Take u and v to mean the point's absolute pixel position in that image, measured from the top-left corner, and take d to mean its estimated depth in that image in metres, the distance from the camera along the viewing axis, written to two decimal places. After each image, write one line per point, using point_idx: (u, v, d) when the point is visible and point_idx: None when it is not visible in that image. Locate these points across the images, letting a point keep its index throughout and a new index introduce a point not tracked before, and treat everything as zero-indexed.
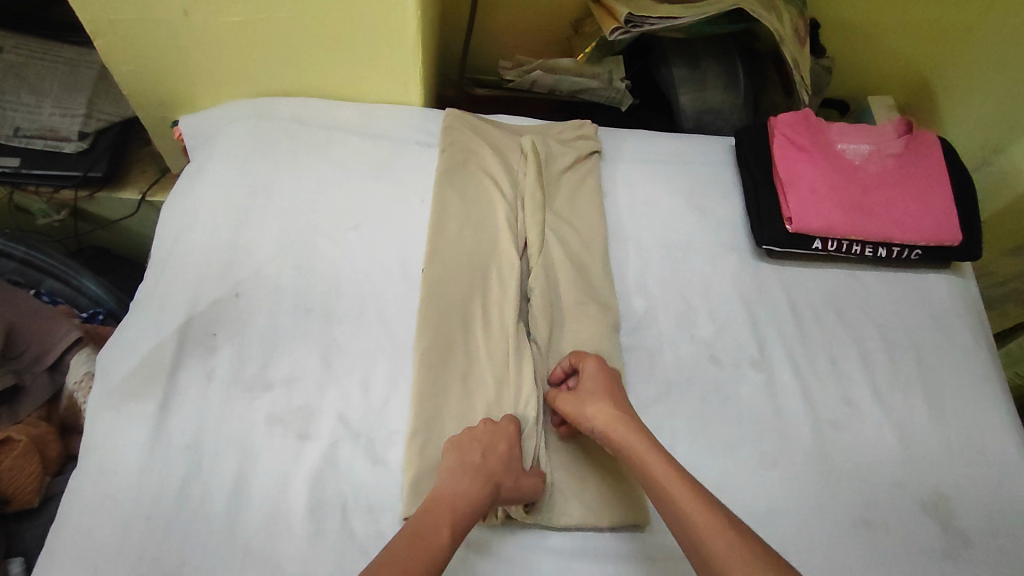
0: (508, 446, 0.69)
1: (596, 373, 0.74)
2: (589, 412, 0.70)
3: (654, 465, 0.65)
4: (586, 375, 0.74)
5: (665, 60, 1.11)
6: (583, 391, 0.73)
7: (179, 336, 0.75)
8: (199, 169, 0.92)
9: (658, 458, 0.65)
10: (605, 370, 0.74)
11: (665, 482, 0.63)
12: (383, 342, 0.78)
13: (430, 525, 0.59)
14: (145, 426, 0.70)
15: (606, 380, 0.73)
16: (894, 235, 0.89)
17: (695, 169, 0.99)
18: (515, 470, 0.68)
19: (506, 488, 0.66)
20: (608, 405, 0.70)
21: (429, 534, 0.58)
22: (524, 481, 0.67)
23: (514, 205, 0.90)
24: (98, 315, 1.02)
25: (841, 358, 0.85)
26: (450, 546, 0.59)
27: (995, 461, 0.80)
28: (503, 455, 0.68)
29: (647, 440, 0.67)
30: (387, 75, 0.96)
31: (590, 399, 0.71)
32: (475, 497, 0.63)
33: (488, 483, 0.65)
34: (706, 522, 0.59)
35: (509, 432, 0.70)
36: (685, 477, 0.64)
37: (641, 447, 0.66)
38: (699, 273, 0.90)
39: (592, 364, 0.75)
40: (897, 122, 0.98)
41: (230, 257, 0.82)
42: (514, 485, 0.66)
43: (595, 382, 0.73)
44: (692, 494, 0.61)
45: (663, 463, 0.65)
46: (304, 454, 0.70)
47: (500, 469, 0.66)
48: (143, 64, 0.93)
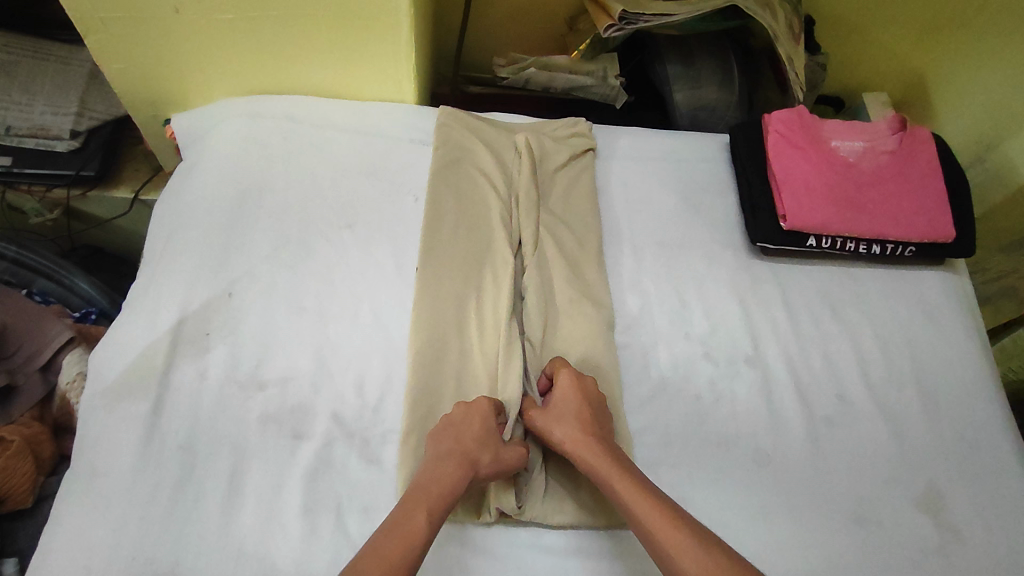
0: (483, 423, 0.69)
1: (567, 386, 0.73)
2: (559, 434, 0.69)
3: (622, 487, 0.64)
4: (557, 390, 0.73)
5: (660, 57, 1.11)
6: (554, 408, 0.72)
7: (172, 336, 0.75)
8: (192, 168, 0.91)
9: (626, 479, 0.64)
10: (577, 383, 0.73)
11: (633, 505, 0.62)
12: (377, 341, 0.78)
13: (407, 518, 0.59)
14: (138, 426, 0.70)
15: (577, 395, 0.72)
16: (888, 232, 0.89)
17: (690, 166, 0.99)
18: (492, 444, 0.68)
19: (483, 465, 0.66)
20: (578, 425, 0.69)
21: (406, 528, 0.58)
22: (503, 455, 0.68)
23: (508, 203, 0.90)
24: (91, 314, 1.01)
25: (835, 354, 0.85)
26: (428, 532, 0.59)
27: (989, 457, 0.81)
28: (477, 433, 0.68)
29: (615, 461, 0.66)
30: (380, 73, 0.96)
31: (559, 419, 0.70)
32: (452, 481, 0.64)
33: (464, 466, 0.65)
34: (673, 550, 0.58)
35: (484, 410, 0.70)
36: (655, 498, 0.63)
37: (609, 468, 0.66)
38: (694, 271, 0.90)
39: (564, 378, 0.74)
40: (891, 117, 0.97)
41: (224, 256, 0.82)
42: (492, 462, 0.67)
43: (566, 398, 0.72)
44: (661, 518, 0.61)
45: (631, 484, 0.64)
46: (298, 454, 0.70)
47: (474, 448, 0.67)
48: (135, 62, 0.93)
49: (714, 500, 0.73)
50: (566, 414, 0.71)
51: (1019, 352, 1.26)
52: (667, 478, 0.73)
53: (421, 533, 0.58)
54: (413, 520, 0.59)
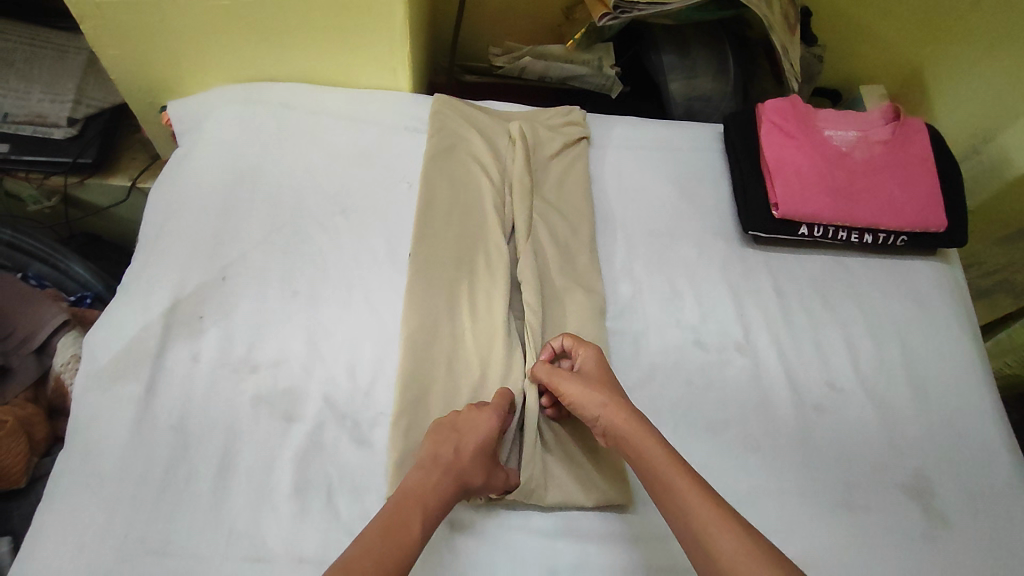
0: (487, 440, 0.67)
1: (596, 357, 0.75)
2: (595, 394, 0.70)
3: (660, 457, 0.65)
4: (586, 359, 0.74)
5: (655, 47, 1.11)
6: (585, 374, 0.72)
7: (166, 320, 0.76)
8: (187, 154, 0.92)
9: (658, 444, 0.66)
10: (603, 358, 0.75)
11: (667, 468, 0.64)
12: (370, 325, 0.79)
13: (399, 526, 0.59)
14: (131, 407, 0.70)
15: (605, 371, 0.73)
16: (880, 221, 0.89)
17: (683, 155, 0.99)
18: (488, 465, 0.66)
19: (474, 486, 0.65)
20: (612, 390, 0.71)
21: (397, 539, 0.58)
22: (494, 480, 0.66)
23: (501, 190, 0.90)
24: (86, 298, 1.02)
25: (826, 343, 0.86)
26: (417, 545, 0.59)
27: (978, 446, 0.81)
28: (475, 448, 0.66)
29: (648, 426, 0.68)
30: (375, 61, 0.96)
31: (593, 383, 0.71)
32: (440, 496, 0.63)
33: (456, 483, 0.64)
34: (711, 519, 0.59)
35: (487, 423, 0.69)
36: (687, 468, 0.64)
37: (642, 432, 0.67)
38: (686, 259, 0.90)
39: (591, 349, 0.75)
40: (883, 108, 0.98)
41: (218, 240, 0.83)
42: (483, 482, 0.66)
43: (594, 367, 0.73)
44: (694, 483, 0.62)
45: (670, 456, 0.65)
46: (289, 435, 0.71)
47: (469, 465, 0.65)
48: (130, 49, 0.93)
49: None
50: (599, 381, 0.72)
51: (1014, 346, 1.27)
52: None
53: (410, 547, 0.58)
54: (404, 532, 0.59)
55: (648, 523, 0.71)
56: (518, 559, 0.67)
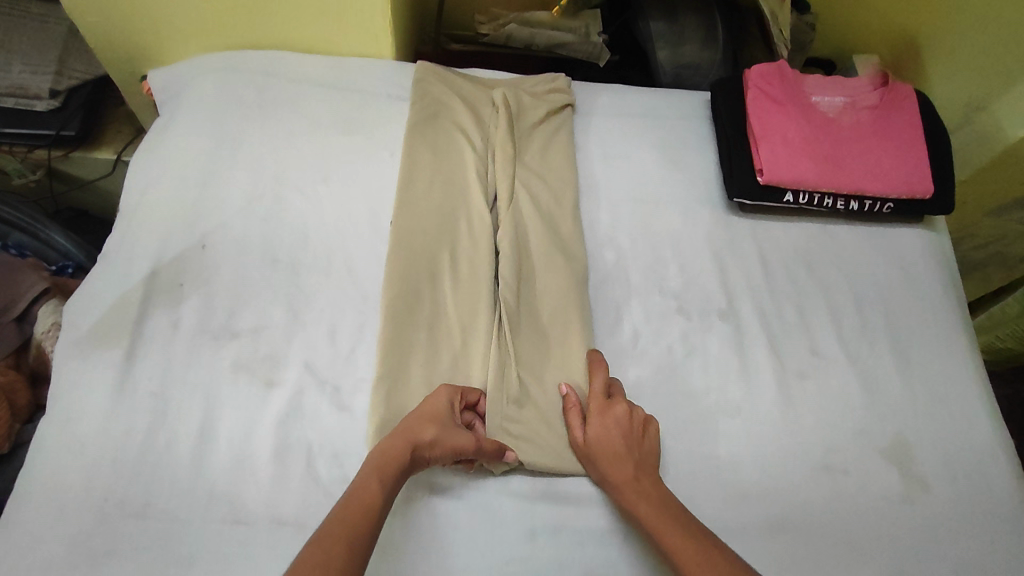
0: (435, 407, 0.67)
1: (611, 422, 0.70)
2: (598, 469, 0.68)
3: (661, 528, 0.62)
4: (593, 432, 0.69)
5: (643, 14, 1.09)
6: (591, 440, 0.69)
7: (146, 287, 0.76)
8: (168, 123, 0.91)
9: (682, 532, 0.61)
10: (621, 420, 0.70)
11: (692, 567, 0.58)
12: (351, 293, 0.79)
13: (359, 489, 0.58)
14: (111, 372, 0.71)
15: (612, 430, 0.69)
16: (866, 187, 0.88)
17: (670, 123, 0.98)
18: (439, 421, 0.65)
19: (426, 438, 0.63)
20: (627, 468, 0.67)
21: (359, 498, 0.57)
22: (451, 432, 0.65)
23: (484, 158, 0.89)
24: (68, 268, 1.02)
25: (809, 310, 0.86)
26: (381, 502, 0.57)
27: (960, 411, 0.81)
28: (421, 413, 0.66)
29: (645, 500, 0.65)
30: (358, 28, 0.95)
31: (593, 453, 0.69)
32: (395, 457, 0.61)
33: (406, 442, 0.62)
34: None
35: (441, 396, 0.68)
36: (690, 531, 0.61)
37: (664, 523, 0.62)
38: (671, 226, 0.89)
39: (604, 415, 0.70)
40: (873, 74, 0.96)
41: (198, 209, 0.82)
42: (435, 434, 0.64)
43: (603, 430, 0.69)
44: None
45: (672, 527, 0.62)
46: (270, 401, 0.71)
47: (416, 424, 0.64)
48: (109, 16, 0.92)
49: (684, 449, 0.74)
50: (613, 457, 0.67)
51: (1005, 319, 1.29)
52: None
53: (373, 506, 0.57)
54: (365, 493, 0.58)
55: None
56: (496, 523, 0.67)
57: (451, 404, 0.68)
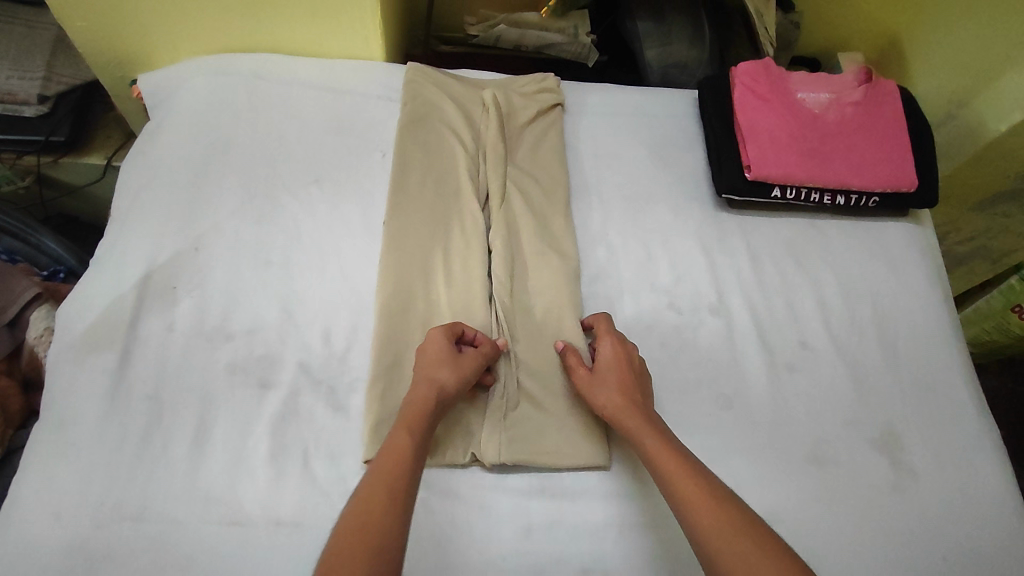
0: (438, 346, 0.70)
1: (618, 354, 0.74)
2: (602, 389, 0.71)
3: (650, 441, 0.66)
4: (605, 359, 0.73)
5: (630, 14, 1.10)
6: (599, 367, 0.73)
7: (139, 291, 0.76)
8: (159, 126, 0.91)
9: (670, 449, 0.65)
10: (628, 354, 0.74)
11: (674, 474, 0.62)
12: (345, 293, 0.79)
13: (390, 442, 0.62)
14: (105, 377, 0.71)
15: (621, 359, 0.73)
16: (851, 181, 0.89)
17: (658, 121, 1.00)
18: (451, 361, 0.69)
19: (448, 380, 0.68)
20: (629, 393, 0.70)
21: (391, 449, 0.61)
22: (463, 367, 0.69)
23: (475, 158, 0.90)
24: (59, 273, 1.02)
25: (798, 303, 0.87)
26: (415, 447, 0.61)
27: (947, 401, 0.82)
28: (433, 356, 0.69)
29: (644, 417, 0.68)
30: (346, 29, 0.95)
31: (602, 376, 0.72)
32: (420, 408, 0.65)
33: (430, 389, 0.67)
34: (692, 501, 0.59)
35: (442, 333, 0.71)
36: (678, 452, 0.64)
37: (655, 437, 0.66)
38: (661, 223, 0.90)
39: (615, 347, 0.74)
40: (857, 70, 0.97)
41: (190, 212, 0.82)
42: (451, 373, 0.68)
43: (612, 358, 0.73)
44: (697, 486, 0.60)
45: (664, 445, 0.65)
46: (266, 402, 0.71)
47: (433, 369, 0.68)
48: (98, 20, 0.92)
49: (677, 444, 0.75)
50: (617, 381, 0.71)
51: (991, 312, 1.35)
52: None
53: (406, 452, 0.61)
54: (398, 442, 0.61)
55: (619, 481, 0.72)
56: (493, 518, 0.68)
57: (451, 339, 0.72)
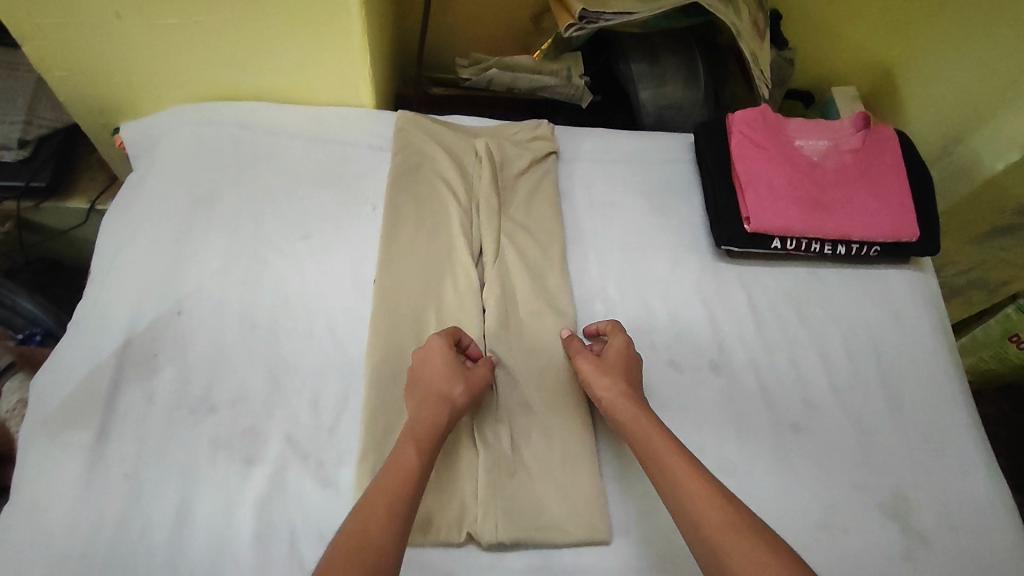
0: (447, 359, 0.70)
1: (622, 351, 0.75)
2: (607, 377, 0.72)
3: (650, 431, 0.67)
4: (610, 354, 0.75)
5: (624, 56, 1.08)
6: (604, 359, 0.74)
7: (117, 360, 0.73)
8: (141, 180, 0.88)
9: (670, 441, 0.66)
10: (632, 353, 0.76)
11: (674, 463, 0.63)
12: (335, 357, 0.76)
13: (396, 458, 0.62)
14: (81, 455, 0.67)
15: (626, 356, 0.75)
16: (852, 231, 0.88)
17: (655, 168, 0.98)
18: (461, 372, 0.70)
19: (459, 395, 0.68)
20: (631, 387, 0.72)
21: (398, 465, 0.61)
22: (472, 382, 0.70)
23: (468, 211, 0.87)
24: (36, 335, 0.97)
25: (801, 358, 0.85)
26: (422, 465, 0.62)
27: (956, 461, 0.80)
28: (442, 369, 0.69)
29: (645, 409, 0.69)
30: (335, 77, 0.93)
31: (607, 366, 0.73)
32: (430, 423, 0.65)
33: (441, 404, 0.67)
34: (694, 491, 0.61)
35: (448, 346, 0.72)
36: (678, 444, 0.66)
37: (653, 427, 0.67)
38: (659, 275, 0.88)
39: (619, 345, 0.76)
40: (854, 115, 0.95)
41: (172, 273, 0.79)
42: (463, 388, 0.69)
43: (619, 353, 0.75)
44: (695, 476, 0.62)
45: (664, 435, 0.66)
46: (251, 478, 0.68)
47: (444, 384, 0.68)
48: (78, 70, 0.89)
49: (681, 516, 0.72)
50: (623, 374, 0.73)
51: (989, 342, 1.29)
52: (635, 487, 0.73)
53: (413, 471, 0.61)
54: (404, 458, 0.62)
55: (621, 557, 0.69)
56: None
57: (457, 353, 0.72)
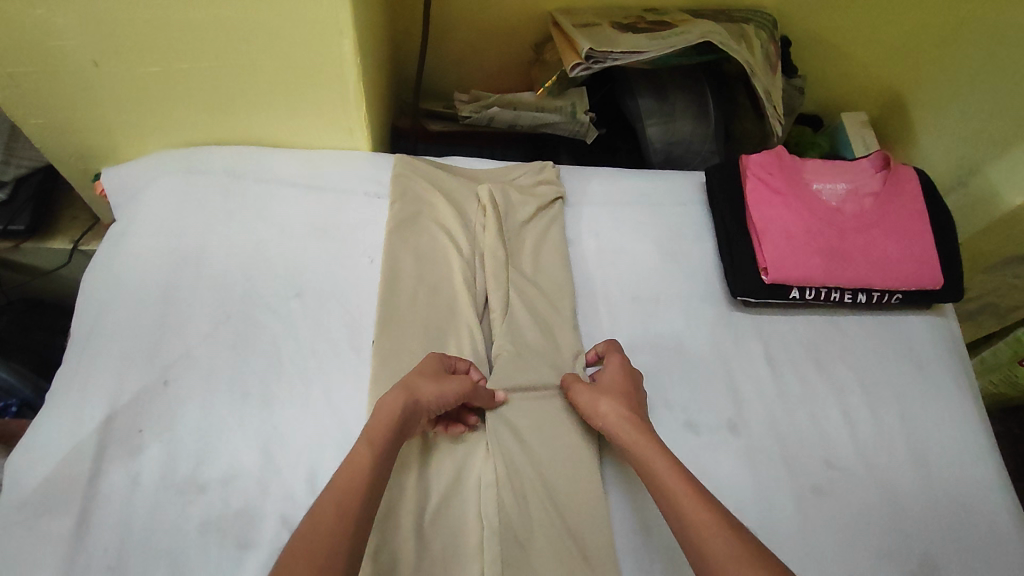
0: (425, 363, 0.69)
1: (620, 373, 0.73)
2: (605, 401, 0.70)
3: (651, 455, 0.65)
4: (608, 376, 0.73)
5: (631, 92, 1.04)
6: (602, 383, 0.73)
7: (100, 438, 0.68)
8: (123, 232, 0.83)
9: (671, 464, 0.63)
10: (631, 375, 0.74)
11: (674, 484, 0.61)
12: (332, 426, 0.71)
13: (350, 451, 0.60)
14: (60, 545, 0.62)
15: (625, 379, 0.73)
16: (874, 280, 0.84)
17: (665, 210, 0.94)
18: (434, 375, 0.68)
19: (425, 390, 0.65)
20: (630, 409, 0.69)
21: (351, 459, 0.59)
22: (444, 382, 0.67)
23: (471, 263, 0.83)
24: (13, 406, 0.96)
25: (822, 414, 0.81)
26: (372, 460, 0.59)
27: (987, 523, 0.76)
28: (417, 369, 0.68)
29: (646, 432, 0.67)
30: (330, 121, 0.88)
31: (607, 388, 0.72)
32: (390, 412, 0.63)
33: (404, 395, 0.64)
34: (696, 515, 0.58)
35: (430, 356, 0.71)
36: (680, 467, 0.63)
37: (653, 450, 0.65)
38: (672, 326, 0.84)
39: (616, 367, 0.74)
40: (873, 155, 0.92)
41: (158, 338, 0.74)
42: (432, 386, 0.66)
43: (618, 376, 0.73)
44: (697, 499, 0.59)
45: (664, 458, 0.64)
46: (243, 565, 0.63)
47: (413, 378, 0.67)
48: (55, 117, 0.84)
49: None
50: (621, 396, 0.71)
51: (998, 365, 1.27)
52: (655, 566, 0.68)
53: (363, 466, 0.58)
54: (357, 450, 0.59)
55: None
56: None
57: (437, 361, 0.71)
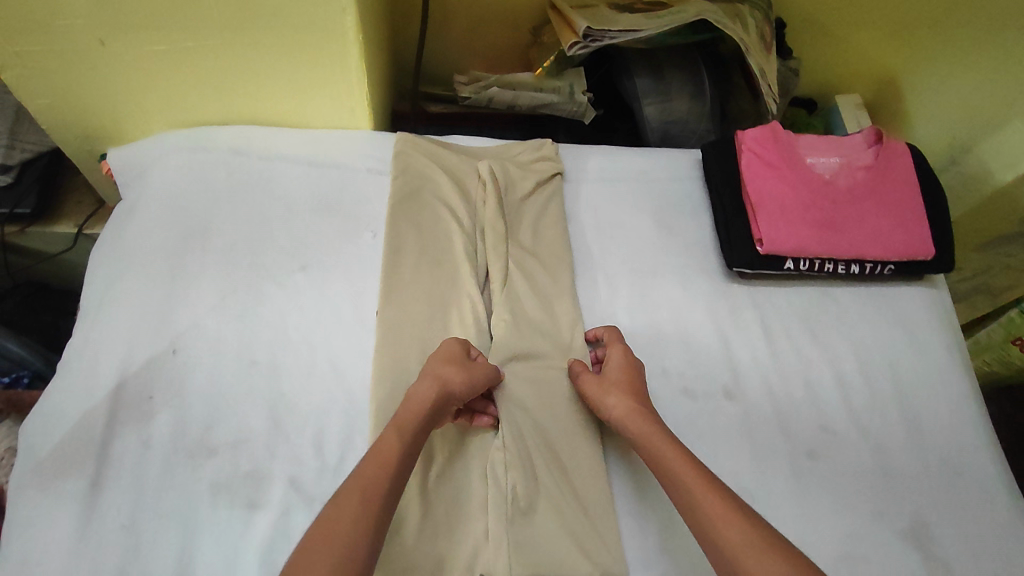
0: (450, 351, 0.70)
1: (626, 364, 0.74)
2: (613, 395, 0.71)
3: (662, 449, 0.66)
4: (614, 368, 0.74)
5: (628, 72, 1.06)
6: (609, 375, 0.73)
7: (111, 404, 0.69)
8: (131, 208, 0.85)
9: (683, 457, 0.65)
10: (636, 365, 0.74)
11: (688, 479, 0.62)
12: (337, 394, 0.73)
13: (379, 444, 0.61)
14: (75, 505, 0.64)
15: (630, 370, 0.73)
16: (867, 251, 0.86)
17: (662, 186, 0.96)
18: (462, 365, 0.69)
19: (455, 384, 0.66)
20: (638, 402, 0.70)
21: (379, 453, 0.60)
22: (472, 375, 0.68)
23: (472, 236, 0.85)
24: (24, 377, 0.98)
25: (816, 381, 0.83)
26: (401, 458, 0.60)
27: (976, 485, 0.78)
28: (444, 358, 0.69)
29: (655, 425, 0.68)
30: (332, 100, 0.89)
31: (613, 381, 0.72)
32: (421, 406, 0.64)
33: (436, 389, 0.66)
34: (713, 510, 0.59)
35: (456, 343, 0.71)
36: (691, 459, 0.65)
37: (664, 444, 0.66)
38: (669, 297, 0.86)
39: (622, 358, 0.75)
40: (866, 130, 0.94)
41: (166, 309, 0.76)
42: (462, 379, 0.67)
43: (624, 367, 0.74)
44: (712, 493, 0.61)
45: (677, 452, 0.65)
46: (253, 524, 0.65)
47: (443, 369, 0.67)
48: (62, 97, 0.86)
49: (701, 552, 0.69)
50: (628, 389, 0.71)
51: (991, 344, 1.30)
52: (653, 524, 0.70)
53: (391, 463, 0.59)
54: (386, 445, 0.61)
55: None
56: None
57: (462, 348, 0.72)
